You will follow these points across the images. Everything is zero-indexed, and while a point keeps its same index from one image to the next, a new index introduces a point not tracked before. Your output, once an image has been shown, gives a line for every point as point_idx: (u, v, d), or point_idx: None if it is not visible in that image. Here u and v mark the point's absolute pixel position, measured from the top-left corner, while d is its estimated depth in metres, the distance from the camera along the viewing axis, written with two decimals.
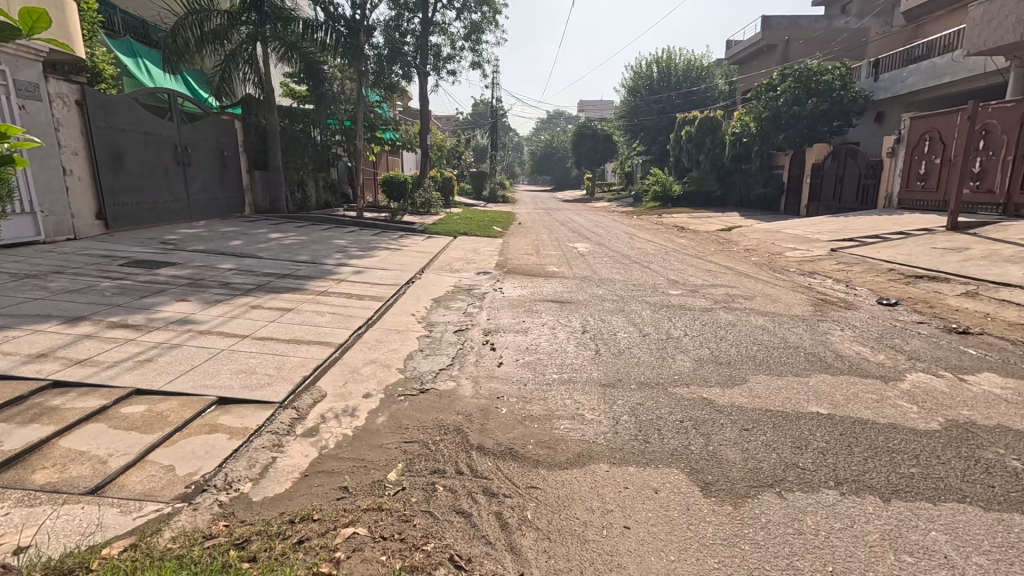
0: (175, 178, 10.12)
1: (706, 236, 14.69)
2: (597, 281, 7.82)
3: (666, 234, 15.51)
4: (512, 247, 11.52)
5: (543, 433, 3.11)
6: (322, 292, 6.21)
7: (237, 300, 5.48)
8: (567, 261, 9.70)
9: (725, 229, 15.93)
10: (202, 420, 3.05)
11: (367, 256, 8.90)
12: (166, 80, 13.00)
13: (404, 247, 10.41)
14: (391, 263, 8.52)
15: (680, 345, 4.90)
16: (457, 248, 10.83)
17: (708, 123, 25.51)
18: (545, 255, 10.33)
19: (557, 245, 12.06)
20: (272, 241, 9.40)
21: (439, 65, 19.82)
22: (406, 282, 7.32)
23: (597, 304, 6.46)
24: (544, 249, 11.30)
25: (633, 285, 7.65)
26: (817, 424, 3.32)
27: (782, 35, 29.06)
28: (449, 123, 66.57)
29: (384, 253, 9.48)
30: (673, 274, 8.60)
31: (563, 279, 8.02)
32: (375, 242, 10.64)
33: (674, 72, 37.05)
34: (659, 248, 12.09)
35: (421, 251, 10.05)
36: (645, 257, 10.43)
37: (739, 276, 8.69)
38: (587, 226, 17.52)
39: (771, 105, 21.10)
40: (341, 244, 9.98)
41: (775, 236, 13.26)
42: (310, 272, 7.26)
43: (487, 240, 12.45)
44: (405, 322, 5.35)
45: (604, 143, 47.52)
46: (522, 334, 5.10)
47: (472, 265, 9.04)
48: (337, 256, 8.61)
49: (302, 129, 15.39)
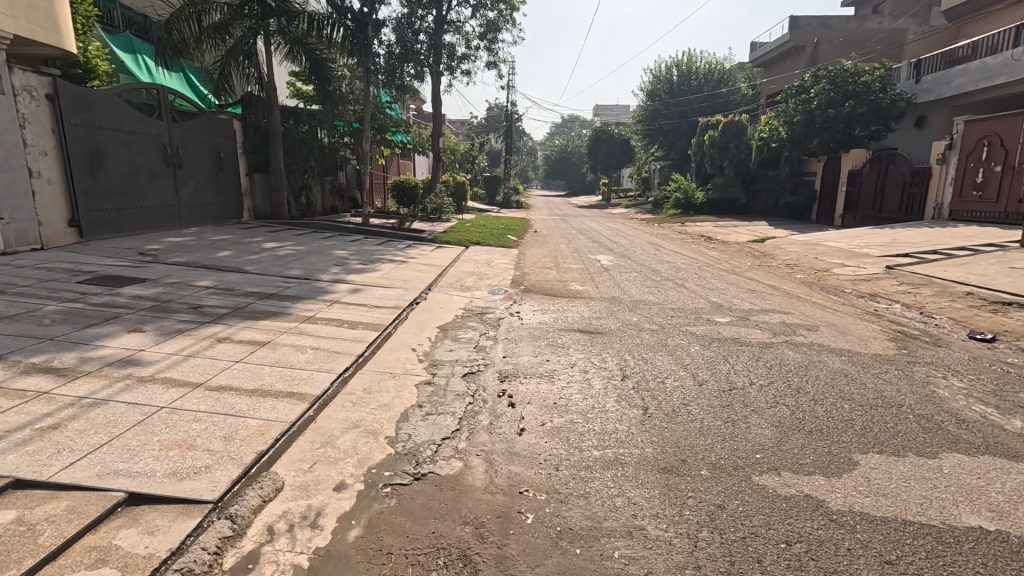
0: (163, 181, 9.31)
1: (738, 248, 13.58)
2: (629, 305, 6.78)
3: (693, 245, 14.39)
4: (529, 260, 10.54)
5: (593, 570, 2.09)
6: (309, 318, 5.28)
7: (204, 330, 4.56)
8: (591, 278, 8.70)
9: (758, 240, 14.77)
10: (90, 542, 2.08)
11: (369, 270, 8.01)
12: (163, 76, 12.25)
13: (411, 259, 9.49)
14: (393, 279, 7.61)
15: (748, 400, 3.86)
16: (469, 261, 9.89)
17: (733, 127, 24.33)
18: (566, 270, 9.34)
19: (578, 257, 11.04)
20: (266, 252, 8.53)
21: (453, 65, 18.96)
22: (410, 304, 6.35)
23: (632, 336, 5.44)
24: (564, 262, 10.30)
25: (670, 310, 6.63)
26: (992, 553, 2.26)
27: (812, 35, 27.74)
28: (463, 127, 65.88)
29: (388, 266, 8.58)
30: (713, 296, 7.56)
31: (589, 301, 7.01)
32: (380, 253, 9.74)
33: (695, 75, 35.87)
34: (690, 262, 11.01)
35: (429, 265, 9.12)
36: (677, 273, 9.38)
37: (791, 298, 7.59)
38: (607, 235, 16.46)
39: (803, 108, 19.92)
40: (341, 255, 9.08)
41: (816, 249, 12.11)
42: (300, 291, 6.35)
43: (502, 251, 11.48)
44: (402, 362, 4.35)
45: (621, 148, 46.46)
46: (547, 381, 4.09)
47: (486, 282, 8.05)
48: (335, 270, 7.69)
49: (308, 130, 14.60)
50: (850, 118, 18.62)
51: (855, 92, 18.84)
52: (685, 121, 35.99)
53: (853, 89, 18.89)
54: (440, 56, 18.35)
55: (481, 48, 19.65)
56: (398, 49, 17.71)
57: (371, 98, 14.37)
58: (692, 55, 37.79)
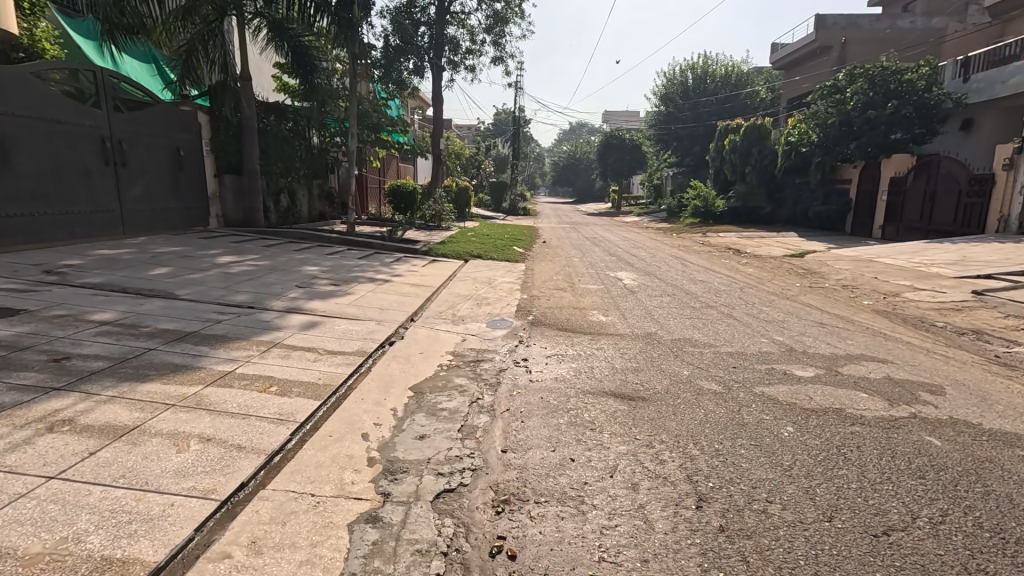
0: (101, 182, 7.79)
1: (777, 264, 11.88)
2: (673, 348, 5.14)
3: (724, 260, 12.72)
4: (539, 278, 8.91)
5: None
6: (223, 377, 3.64)
7: (39, 407, 2.93)
8: (615, 305, 7.04)
9: (798, 255, 13.05)
10: None
11: (341, 294, 6.40)
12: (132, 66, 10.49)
13: (397, 277, 7.89)
14: (368, 305, 6.00)
15: (930, 563, 2.19)
16: (465, 280, 8.24)
17: (754, 132, 22.86)
18: (584, 294, 7.70)
19: (596, 275, 9.40)
20: (216, 270, 6.93)
21: (458, 60, 17.48)
22: (382, 347, 4.73)
23: (689, 405, 3.78)
24: (580, 282, 8.67)
25: (730, 357, 4.96)
26: None
27: (839, 35, 26.06)
28: (469, 131, 64.46)
29: (366, 287, 6.98)
30: (775, 333, 5.89)
31: (619, 341, 5.35)
32: (360, 270, 8.13)
33: (711, 78, 34.32)
34: (728, 282, 9.31)
35: (416, 285, 7.51)
36: (718, 299, 7.71)
37: (873, 337, 5.93)
38: (624, 246, 14.80)
39: (839, 110, 18.28)
40: (311, 272, 7.48)
41: (872, 268, 10.41)
42: (233, 328, 4.72)
43: (506, 267, 9.87)
44: (337, 470, 2.70)
45: (632, 154, 44.89)
46: (573, 514, 2.44)
47: (485, 310, 6.44)
48: (294, 295, 6.08)
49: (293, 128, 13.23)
50: (892, 122, 16.96)
51: (897, 93, 17.28)
52: (701, 125, 34.42)
53: (896, 88, 17.28)
54: (443, 51, 16.90)
55: (486, 42, 18.20)
56: (396, 41, 16.30)
57: (361, 93, 12.83)
58: (707, 58, 36.25)
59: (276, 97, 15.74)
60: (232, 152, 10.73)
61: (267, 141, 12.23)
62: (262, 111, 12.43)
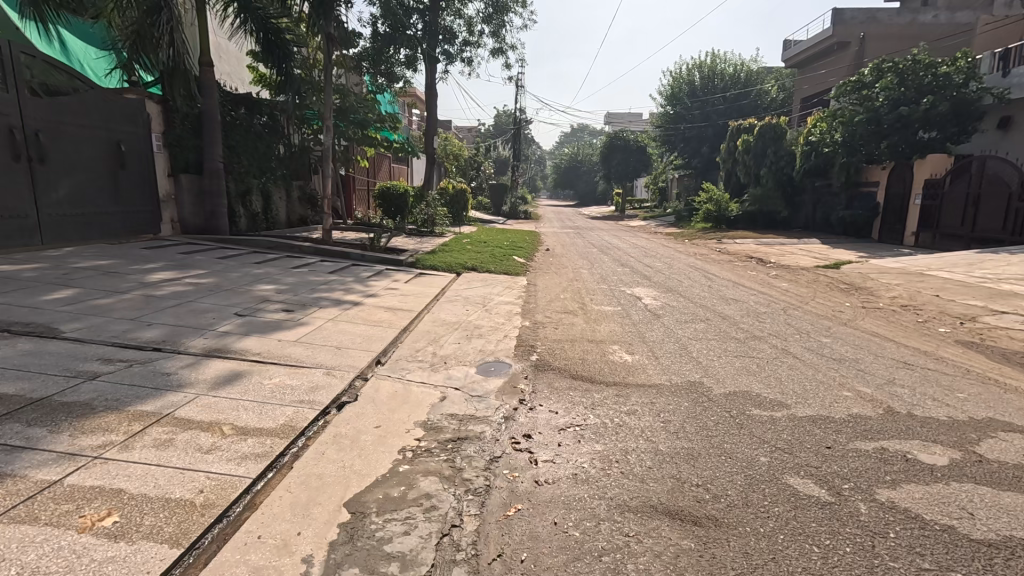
0: (9, 182, 6.48)
1: (813, 278, 10.49)
2: (732, 412, 3.74)
3: (750, 272, 11.33)
4: (543, 297, 7.50)
5: None
6: (28, 500, 2.19)
7: None
8: (640, 337, 5.62)
9: (833, 265, 11.65)
10: None
11: (290, 326, 4.99)
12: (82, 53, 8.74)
13: (371, 298, 6.50)
14: (320, 342, 4.59)
15: None
16: (454, 301, 6.84)
17: (769, 131, 21.49)
18: (600, 321, 6.29)
19: (610, 293, 8.01)
20: (138, 291, 5.52)
21: (454, 52, 16.17)
22: (322, 415, 3.31)
23: (793, 540, 2.34)
24: (593, 303, 7.27)
25: (814, 427, 3.53)
26: None
27: (857, 30, 24.68)
28: (468, 133, 62.91)
29: (327, 313, 5.58)
30: (856, 382, 4.48)
31: (654, 397, 3.94)
32: (327, 289, 6.73)
33: (720, 77, 33.01)
34: (765, 302, 7.89)
35: (393, 309, 6.11)
36: (763, 327, 6.29)
37: (984, 385, 4.53)
38: (636, 255, 13.40)
39: (866, 108, 16.93)
40: (263, 293, 6.07)
41: (928, 284, 9.00)
42: (109, 389, 3.28)
43: (506, 282, 8.47)
44: None
45: (636, 156, 43.44)
46: None
47: (475, 346, 5.03)
48: (225, 327, 4.66)
49: (267, 124, 11.90)
50: (927, 119, 15.58)
51: (930, 89, 15.93)
52: (708, 125, 33.09)
53: (930, 83, 15.89)
54: (438, 41, 15.58)
55: (485, 34, 16.82)
56: (384, 29, 14.94)
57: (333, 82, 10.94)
58: (715, 57, 34.97)
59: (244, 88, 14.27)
60: (191, 149, 9.36)
61: (236, 137, 10.86)
62: (229, 102, 11.02)
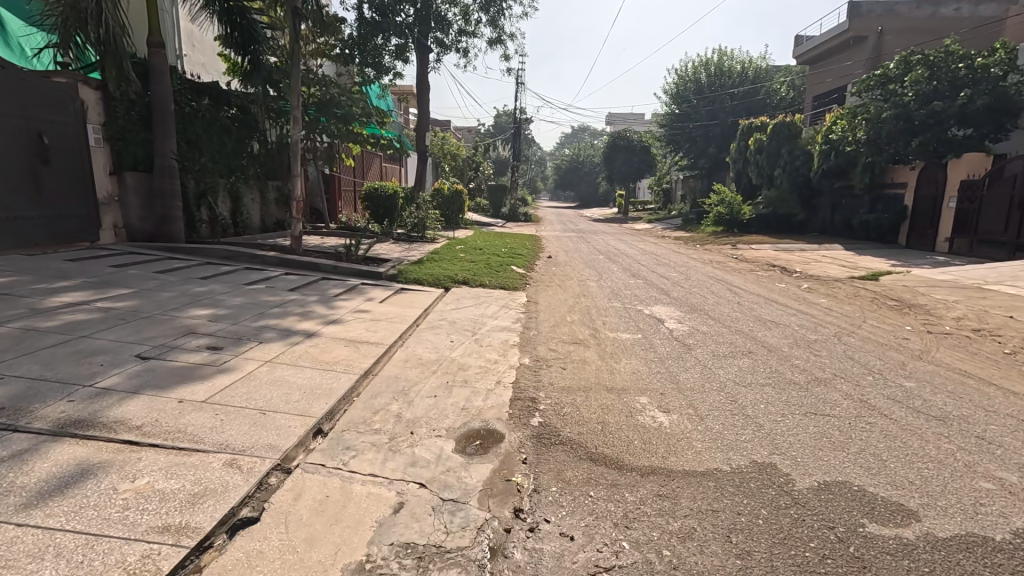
0: None
1: (852, 292, 9.20)
2: (837, 529, 2.47)
3: (778, 285, 10.04)
4: (546, 321, 6.23)
5: None
6: None
7: None
8: (673, 383, 4.34)
9: (871, 277, 10.36)
10: None
11: (208, 375, 3.68)
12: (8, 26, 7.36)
13: (332, 326, 5.21)
14: (240, 404, 3.30)
15: None
16: (438, 327, 5.57)
17: (785, 129, 20.34)
18: (619, 356, 5.01)
19: (626, 316, 6.74)
20: (19, 322, 4.22)
21: (448, 42, 15.02)
22: (195, 554, 2.06)
23: None
24: (606, 330, 5.99)
25: (976, 565, 2.25)
26: None
27: (875, 23, 23.42)
28: (467, 133, 61.32)
29: (266, 352, 4.28)
30: (989, 462, 3.19)
31: (712, 499, 2.66)
32: (280, 313, 5.43)
33: (728, 75, 31.71)
34: (811, 326, 6.59)
35: (358, 342, 4.82)
36: (822, 364, 5.03)
37: None
38: (647, 264, 12.12)
39: (893, 103, 15.66)
40: (193, 322, 4.76)
41: (994, 302, 7.74)
42: None
43: (502, 300, 7.19)
44: None
45: (640, 156, 42.01)
46: None
47: (458, 402, 3.75)
48: (109, 381, 3.37)
49: (237, 118, 10.67)
50: (963, 115, 14.30)
51: (966, 82, 14.64)
52: (716, 125, 31.81)
53: (966, 75, 14.62)
54: (431, 28, 14.40)
55: (482, 23, 15.55)
56: (371, 14, 13.71)
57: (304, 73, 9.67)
58: (722, 53, 33.66)
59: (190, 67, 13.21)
60: (140, 144, 8.16)
61: (198, 131, 9.58)
62: (190, 91, 9.74)
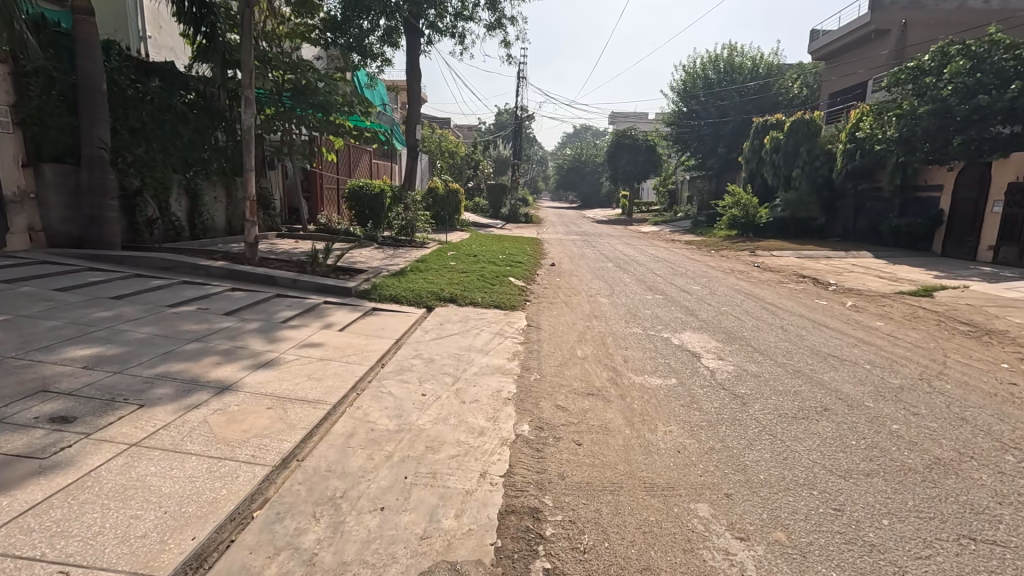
0: None
1: (909, 313, 7.85)
2: None
3: (817, 302, 8.68)
4: (551, 357, 4.88)
5: None
6: None
7: None
8: (740, 477, 2.95)
9: (925, 294, 9.00)
10: None
11: (13, 481, 2.28)
12: None
13: (261, 373, 3.81)
14: (31, 555, 1.90)
15: None
16: (408, 373, 4.18)
17: (802, 127, 18.88)
18: (653, 420, 3.63)
19: (650, 349, 5.38)
20: None
21: (442, 26, 13.70)
22: None
23: None
24: (627, 371, 4.63)
25: None
26: None
27: (898, 16, 21.98)
28: (467, 133, 59.74)
29: (139, 427, 2.86)
30: None
31: None
32: (195, 352, 4.04)
33: (738, 71, 30.30)
34: (883, 364, 5.23)
35: (289, 401, 3.42)
36: (930, 432, 3.66)
37: None
38: (662, 274, 10.75)
39: (930, 97, 14.27)
40: (55, 372, 3.36)
41: None
42: None
43: (497, 326, 5.84)
44: None
45: (644, 156, 40.59)
46: None
47: (418, 524, 2.36)
48: None
49: (196, 104, 9.30)
50: (1010, 111, 12.93)
51: (1015, 75, 13.24)
52: (726, 122, 30.37)
53: (1013, 67, 13.23)
54: (423, 9, 13.07)
55: (480, 4, 14.14)
56: None
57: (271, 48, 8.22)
58: (731, 49, 32.32)
59: (157, 54, 11.99)
60: (66, 131, 6.86)
61: (145, 117, 8.21)
62: (136, 71, 8.35)
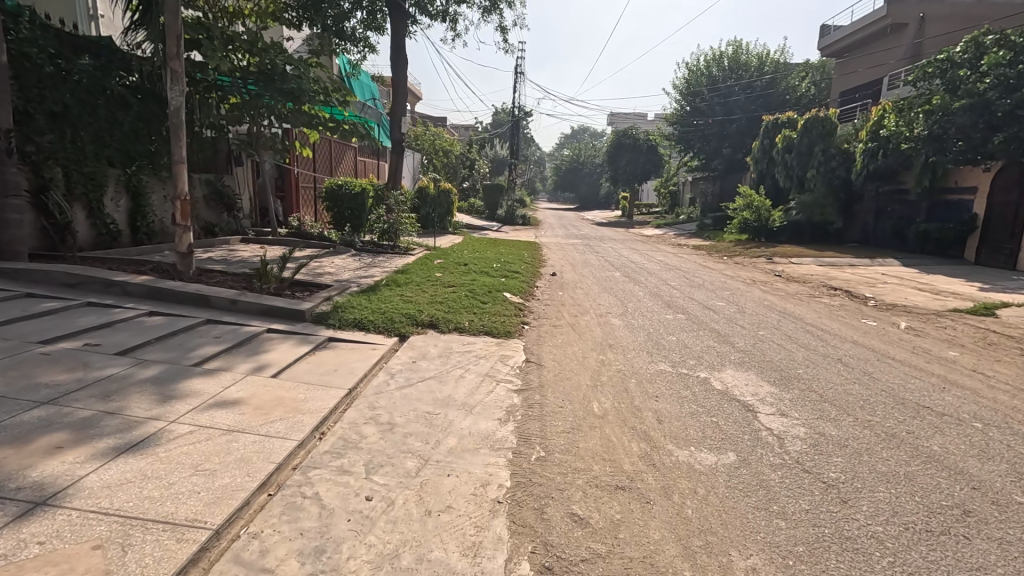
0: None
1: (980, 337, 6.58)
2: None
3: (864, 322, 7.40)
4: (557, 416, 3.57)
5: None
6: None
7: None
8: None
9: (986, 313, 7.74)
10: None
11: None
12: None
13: (118, 466, 2.46)
14: None
15: None
16: (353, 455, 2.85)
17: (818, 125, 17.58)
18: (724, 546, 2.33)
19: (688, 398, 4.09)
20: None
21: (433, 9, 12.38)
22: None
23: None
24: (665, 441, 3.33)
25: None
26: None
27: (914, 10, 20.64)
28: (464, 133, 58.59)
29: None
30: None
31: None
32: (30, 426, 2.71)
33: (744, 68, 29.12)
34: (997, 422, 3.93)
35: (140, 528, 2.09)
36: None
37: None
38: (679, 286, 9.48)
39: (966, 91, 13.04)
40: None
41: None
42: None
43: (486, 363, 4.52)
44: None
45: (645, 156, 39.44)
46: None
47: None
48: None
49: (139, 87, 7.85)
50: None
51: None
52: (732, 121, 29.17)
53: None
54: None
55: None
56: None
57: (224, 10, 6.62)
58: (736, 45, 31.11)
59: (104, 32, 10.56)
60: None
61: (72, 99, 6.83)
62: (60, 44, 6.96)
